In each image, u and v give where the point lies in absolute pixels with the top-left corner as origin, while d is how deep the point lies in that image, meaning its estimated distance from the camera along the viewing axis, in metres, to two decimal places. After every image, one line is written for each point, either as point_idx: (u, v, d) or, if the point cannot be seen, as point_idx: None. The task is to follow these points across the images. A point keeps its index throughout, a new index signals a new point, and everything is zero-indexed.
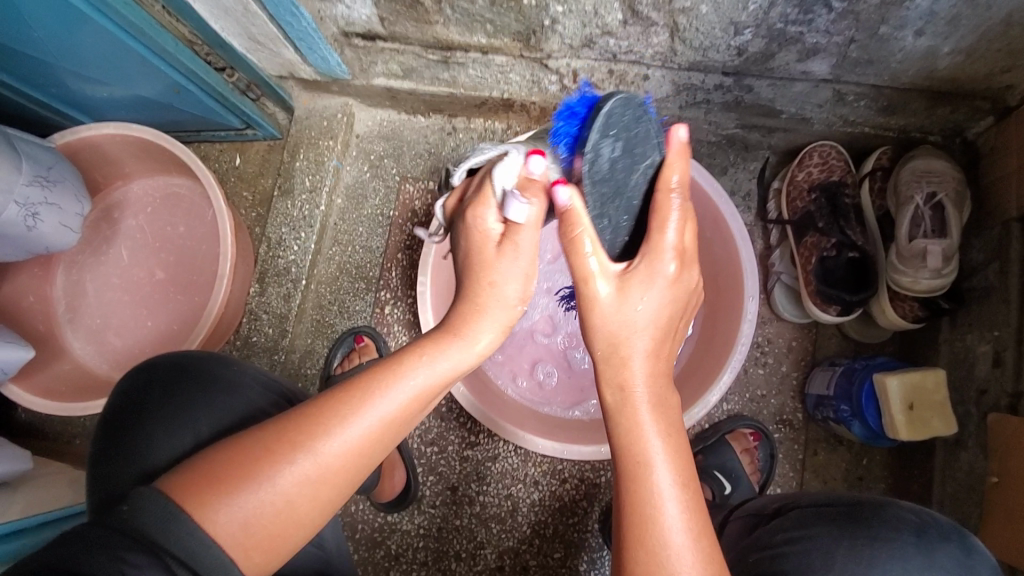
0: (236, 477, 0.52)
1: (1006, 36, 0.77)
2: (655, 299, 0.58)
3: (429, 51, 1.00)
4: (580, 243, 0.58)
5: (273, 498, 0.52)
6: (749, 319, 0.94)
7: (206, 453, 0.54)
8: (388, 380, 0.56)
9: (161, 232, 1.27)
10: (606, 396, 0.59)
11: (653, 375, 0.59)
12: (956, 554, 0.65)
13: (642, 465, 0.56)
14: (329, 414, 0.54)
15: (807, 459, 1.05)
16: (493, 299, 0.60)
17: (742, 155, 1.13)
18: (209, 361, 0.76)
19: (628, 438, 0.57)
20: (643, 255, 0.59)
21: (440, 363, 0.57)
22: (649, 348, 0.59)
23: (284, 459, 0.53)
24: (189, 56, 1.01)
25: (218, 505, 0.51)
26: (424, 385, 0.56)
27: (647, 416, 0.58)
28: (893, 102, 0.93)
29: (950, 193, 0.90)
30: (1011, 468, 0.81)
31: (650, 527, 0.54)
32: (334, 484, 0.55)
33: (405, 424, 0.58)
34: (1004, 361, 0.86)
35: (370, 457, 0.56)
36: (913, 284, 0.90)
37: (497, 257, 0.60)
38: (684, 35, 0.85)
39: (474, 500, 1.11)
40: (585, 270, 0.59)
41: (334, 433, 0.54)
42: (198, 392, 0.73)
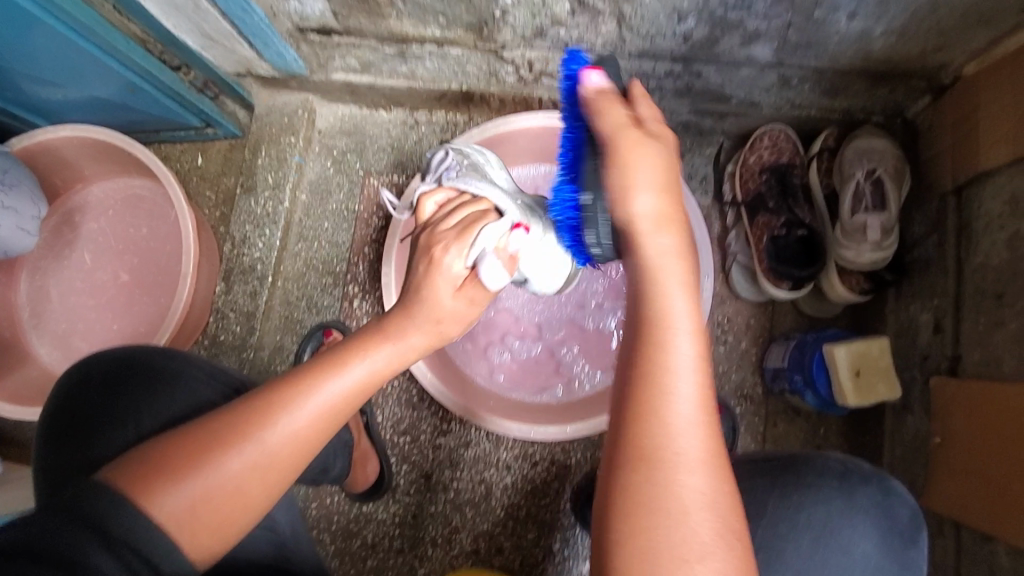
0: (184, 467, 0.53)
1: (932, 18, 0.81)
2: (669, 170, 0.57)
3: (385, 45, 1.01)
4: (608, 105, 0.60)
5: (220, 484, 0.53)
6: (705, 298, 0.98)
7: (146, 448, 0.55)
8: (330, 373, 0.58)
9: (124, 234, 1.26)
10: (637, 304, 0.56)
11: (687, 296, 0.55)
12: (874, 495, 0.68)
13: (661, 390, 0.52)
14: (276, 403, 0.56)
15: (768, 431, 1.09)
16: (425, 310, 0.65)
17: (698, 141, 1.16)
18: (156, 355, 0.76)
19: (656, 359, 0.53)
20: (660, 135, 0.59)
21: (376, 360, 0.61)
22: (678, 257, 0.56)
23: (229, 447, 0.54)
24: (143, 55, 1.01)
25: (165, 494, 0.51)
26: (363, 379, 0.60)
27: (676, 340, 0.53)
28: (834, 84, 0.97)
29: (888, 169, 0.95)
30: (951, 428, 0.86)
31: (664, 452, 0.51)
32: (278, 470, 0.56)
33: (344, 418, 0.60)
34: (944, 328, 0.90)
35: (314, 446, 0.58)
36: (856, 258, 0.95)
37: (455, 301, 0.66)
38: (631, 23, 0.87)
39: (448, 486, 1.13)
40: (614, 118, 0.59)
41: (280, 422, 0.55)
42: (147, 388, 0.73)
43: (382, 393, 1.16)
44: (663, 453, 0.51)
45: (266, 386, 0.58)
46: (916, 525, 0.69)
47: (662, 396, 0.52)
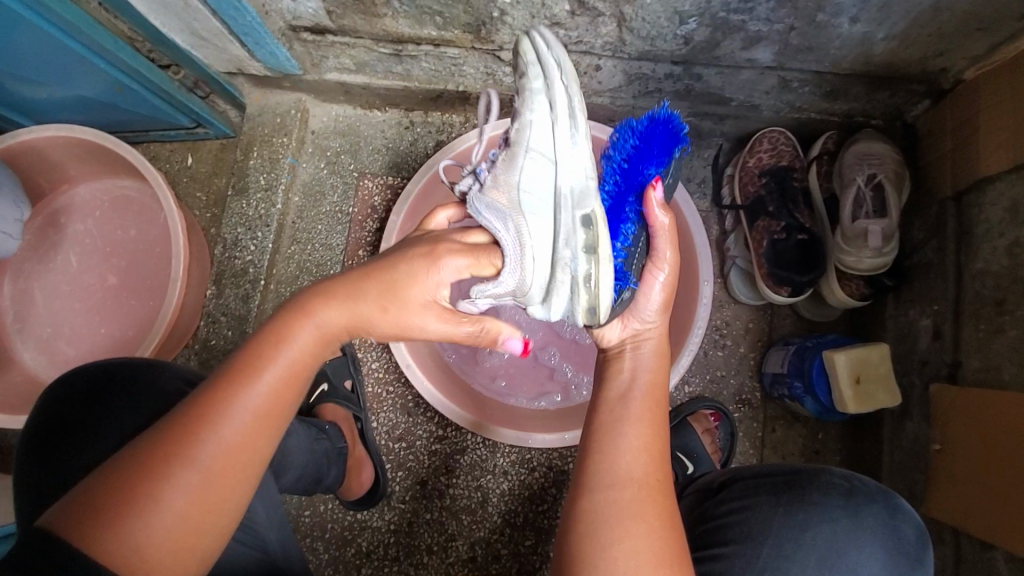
0: (121, 496, 0.48)
1: (935, 22, 0.80)
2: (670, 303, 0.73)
3: (380, 45, 0.99)
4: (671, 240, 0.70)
5: (163, 516, 0.49)
6: (705, 302, 0.97)
7: (82, 487, 0.49)
8: (248, 369, 0.54)
9: (111, 236, 1.23)
10: (614, 380, 0.68)
11: (649, 378, 0.68)
12: (880, 514, 0.68)
13: (616, 402, 0.65)
14: (199, 416, 0.52)
15: (766, 436, 1.08)
16: (347, 292, 0.59)
17: (697, 143, 1.15)
18: (145, 368, 0.75)
19: (611, 418, 0.63)
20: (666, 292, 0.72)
21: (295, 345, 0.57)
22: (652, 355, 0.70)
23: (160, 473, 0.49)
24: (130, 54, 0.98)
25: (106, 533, 0.46)
26: (281, 369, 0.56)
27: (636, 406, 0.64)
28: (835, 87, 0.96)
29: (889, 174, 0.94)
30: (951, 435, 0.85)
31: (610, 443, 0.61)
32: (224, 484, 0.52)
33: (283, 412, 0.56)
34: (943, 334, 0.90)
35: (253, 448, 0.54)
36: (856, 263, 0.94)
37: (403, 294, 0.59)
38: (631, 24, 0.86)
39: (443, 493, 1.12)
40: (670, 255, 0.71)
41: (207, 436, 0.51)
42: (136, 403, 0.71)
43: (376, 399, 1.14)
44: (609, 444, 0.61)
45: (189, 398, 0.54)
46: (922, 542, 0.68)
47: (614, 442, 0.61)
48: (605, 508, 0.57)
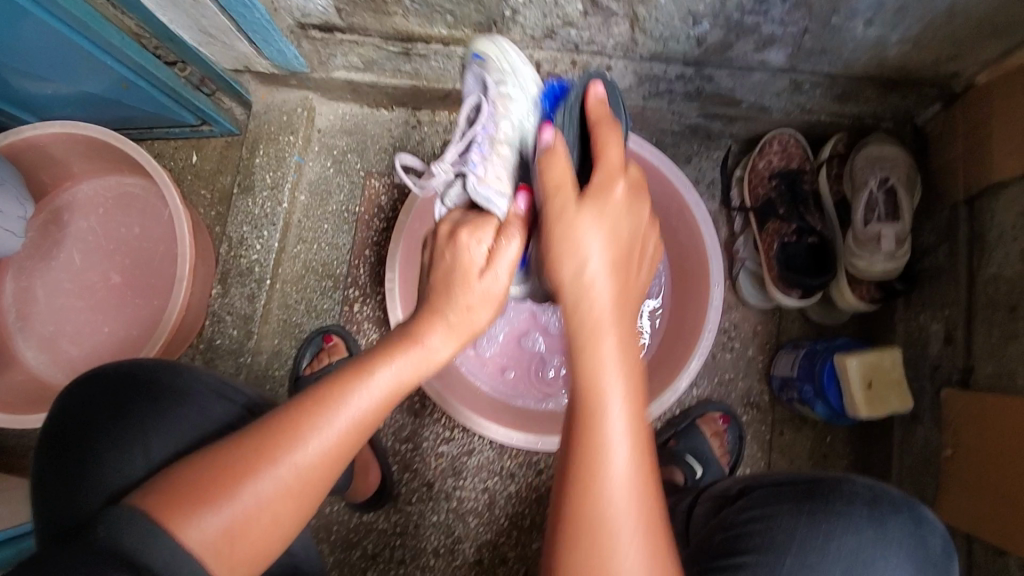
0: (217, 491, 0.54)
1: (951, 25, 0.79)
2: (616, 277, 0.60)
3: (390, 43, 1.00)
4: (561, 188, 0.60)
5: (247, 508, 0.55)
6: (715, 305, 0.96)
7: (182, 469, 0.56)
8: (356, 381, 0.59)
9: (115, 234, 1.22)
10: (567, 295, 0.60)
11: (610, 291, 0.59)
12: (906, 524, 0.67)
13: (598, 412, 0.57)
14: (303, 422, 0.58)
15: (774, 440, 1.08)
16: (448, 307, 0.63)
17: (705, 145, 1.14)
18: (163, 370, 0.74)
19: (587, 354, 0.58)
20: (596, 182, 0.61)
21: (402, 368, 0.61)
22: (608, 268, 0.59)
23: (258, 471, 0.55)
24: (137, 51, 0.97)
25: (194, 520, 0.53)
26: (390, 386, 0.60)
27: (606, 327, 0.59)
28: (847, 90, 0.96)
29: (901, 178, 0.94)
30: (963, 440, 0.85)
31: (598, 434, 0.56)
32: (309, 490, 0.58)
33: (374, 425, 0.62)
34: (955, 339, 0.89)
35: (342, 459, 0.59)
36: (869, 267, 0.93)
37: (473, 284, 0.63)
38: (644, 25, 0.85)
39: (450, 496, 1.11)
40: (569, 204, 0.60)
41: (308, 442, 0.57)
42: (154, 407, 0.71)
43: None
44: (596, 448, 0.56)
45: (295, 401, 0.59)
46: (948, 554, 0.68)
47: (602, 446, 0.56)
48: (587, 447, 0.56)
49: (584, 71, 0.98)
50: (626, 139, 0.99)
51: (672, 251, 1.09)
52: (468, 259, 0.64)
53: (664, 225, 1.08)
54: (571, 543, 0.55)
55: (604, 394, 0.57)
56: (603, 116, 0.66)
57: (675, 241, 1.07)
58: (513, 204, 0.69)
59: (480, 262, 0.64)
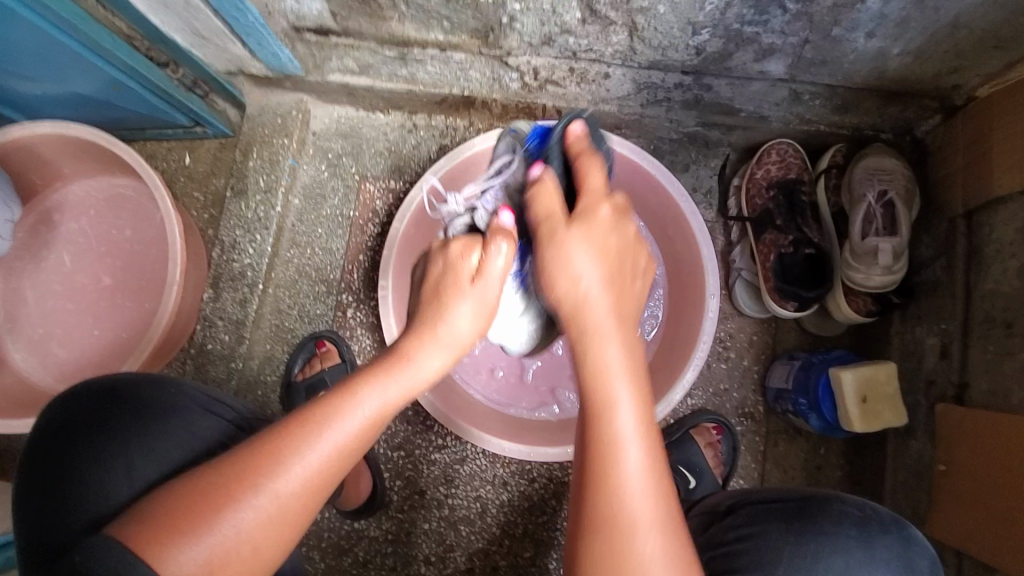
0: (197, 520, 0.54)
1: (952, 39, 0.79)
2: (611, 263, 0.62)
3: (385, 47, 0.98)
4: (553, 216, 0.64)
5: (227, 538, 0.54)
6: (711, 317, 0.95)
7: (162, 496, 0.56)
8: (344, 403, 0.59)
9: (106, 235, 1.21)
10: (565, 306, 0.61)
11: (608, 299, 0.60)
12: (894, 545, 0.67)
13: (609, 433, 0.57)
14: (284, 447, 0.57)
15: (769, 450, 1.08)
16: (435, 330, 0.63)
17: (703, 152, 1.13)
18: (148, 385, 0.73)
19: (600, 407, 0.58)
20: (583, 207, 0.64)
21: (390, 390, 0.60)
22: (603, 287, 0.61)
23: (236, 498, 0.55)
24: (127, 52, 0.95)
25: (175, 550, 0.52)
26: (377, 410, 0.60)
27: (613, 343, 0.59)
28: (846, 101, 0.95)
29: (900, 191, 0.92)
30: (957, 455, 0.85)
31: (609, 464, 0.56)
32: (293, 518, 0.57)
33: (362, 446, 0.61)
34: (951, 354, 0.89)
35: (327, 483, 0.59)
36: (865, 280, 0.92)
37: (458, 288, 0.64)
38: (643, 34, 0.84)
39: (442, 504, 1.10)
40: (551, 206, 0.65)
41: (291, 469, 0.56)
42: (138, 424, 0.70)
43: None
44: (609, 480, 0.56)
45: (280, 427, 0.59)
46: (939, 575, 0.68)
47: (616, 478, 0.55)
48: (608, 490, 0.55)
49: (581, 78, 0.97)
50: (624, 148, 0.98)
51: (668, 262, 1.08)
52: (454, 272, 0.65)
53: (662, 236, 1.07)
54: (596, 560, 0.54)
55: (617, 421, 0.57)
56: (586, 146, 0.72)
57: (671, 252, 1.06)
58: (496, 219, 0.69)
59: (469, 271, 0.64)
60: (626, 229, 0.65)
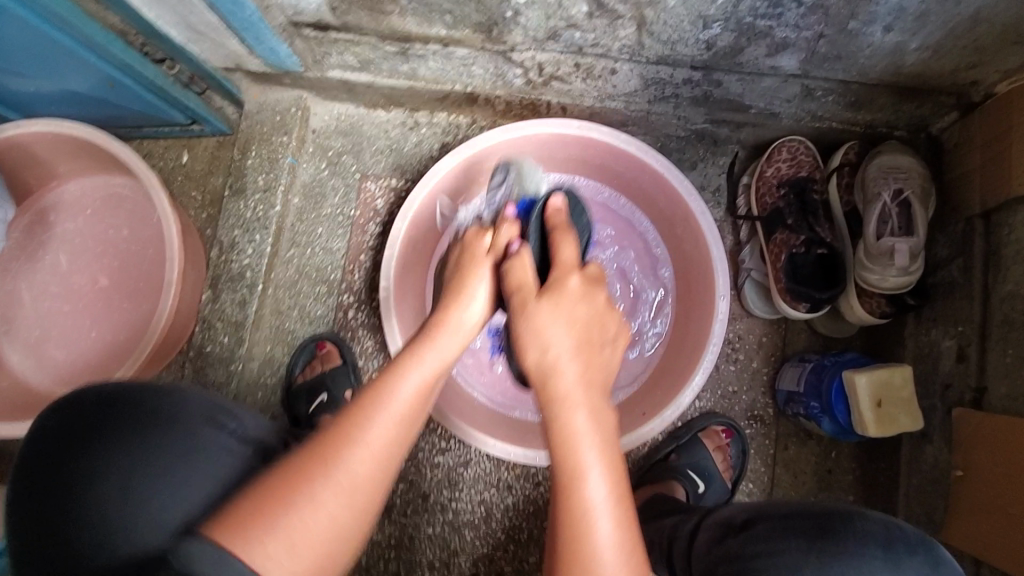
0: (279, 506, 0.51)
1: (972, 33, 0.76)
2: (580, 330, 0.64)
3: (386, 43, 0.95)
4: (525, 304, 0.67)
5: (311, 522, 0.52)
6: (720, 319, 0.92)
7: (228, 505, 0.52)
8: (394, 381, 0.60)
9: (103, 235, 1.19)
10: (535, 378, 0.63)
11: (578, 366, 0.62)
12: (923, 568, 0.65)
13: (579, 505, 0.56)
14: (355, 424, 0.56)
15: (778, 454, 1.05)
16: (455, 322, 0.67)
17: (711, 150, 1.10)
18: (148, 391, 0.71)
19: (570, 466, 0.57)
20: (554, 279, 0.69)
21: (428, 366, 0.62)
22: (572, 354, 0.62)
23: (315, 480, 0.53)
24: (121, 48, 0.93)
25: (261, 538, 0.50)
26: (421, 387, 0.61)
27: (579, 410, 0.60)
28: (859, 97, 0.92)
29: (915, 189, 0.90)
30: (975, 461, 0.82)
31: (580, 524, 0.55)
32: (368, 496, 0.56)
33: (416, 424, 0.61)
34: (968, 357, 0.86)
35: (390, 463, 0.57)
36: (881, 282, 0.89)
37: (466, 286, 0.71)
38: (652, 28, 0.82)
39: (446, 508, 1.09)
40: (520, 276, 0.69)
41: (359, 444, 0.55)
42: (136, 433, 0.68)
43: None
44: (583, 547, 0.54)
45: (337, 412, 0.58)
46: None
47: (587, 532, 0.55)
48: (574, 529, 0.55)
49: (587, 74, 0.95)
50: (631, 145, 0.95)
51: (676, 262, 1.06)
52: (468, 276, 0.72)
53: (670, 236, 1.05)
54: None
55: (588, 490, 0.56)
56: (562, 219, 0.78)
57: (679, 252, 1.04)
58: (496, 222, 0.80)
59: (480, 274, 0.73)
60: (594, 299, 0.68)
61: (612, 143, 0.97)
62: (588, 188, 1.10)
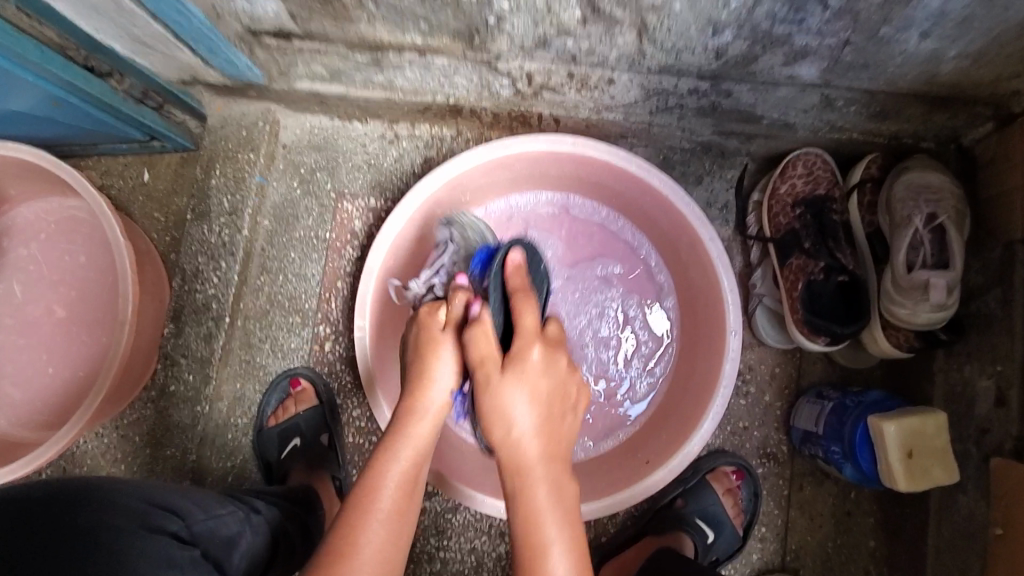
0: None
1: (1021, 40, 0.67)
2: (544, 406, 0.62)
3: (356, 52, 0.85)
4: (487, 364, 0.64)
5: None
6: (731, 357, 0.83)
7: None
8: (378, 477, 0.61)
9: (59, 262, 1.10)
10: (501, 457, 0.60)
11: (539, 445, 0.60)
12: None
13: (526, 493, 0.58)
14: (349, 545, 0.56)
15: (793, 495, 0.96)
16: (423, 390, 0.67)
17: (719, 162, 1.00)
18: (67, 494, 0.57)
19: (514, 465, 0.59)
20: (514, 354, 0.65)
21: (404, 452, 0.63)
22: (536, 433, 0.60)
23: None
24: (62, 66, 0.83)
25: None
26: (403, 474, 0.62)
27: (536, 472, 0.58)
28: (885, 108, 0.83)
29: (950, 212, 0.81)
30: (1017, 519, 0.74)
31: (527, 507, 0.57)
32: None
33: (409, 516, 0.61)
34: (1008, 401, 0.78)
35: (397, 550, 0.59)
36: (911, 317, 0.81)
37: (433, 346, 0.70)
38: (653, 35, 0.72)
39: (433, 557, 1.00)
40: (481, 352, 0.65)
41: (355, 558, 0.56)
42: (50, 555, 0.53)
43: (358, 450, 1.05)
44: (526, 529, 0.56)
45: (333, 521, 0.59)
46: None
47: (534, 512, 0.57)
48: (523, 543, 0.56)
49: (581, 84, 0.85)
50: (632, 164, 0.86)
51: (681, 288, 0.97)
52: (431, 328, 0.71)
53: (674, 261, 0.96)
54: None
55: (537, 492, 0.58)
56: (520, 281, 0.74)
57: (684, 278, 0.95)
58: (455, 281, 0.77)
59: (439, 328, 0.71)
60: (556, 365, 0.65)
61: (610, 162, 0.87)
62: (584, 207, 1.00)
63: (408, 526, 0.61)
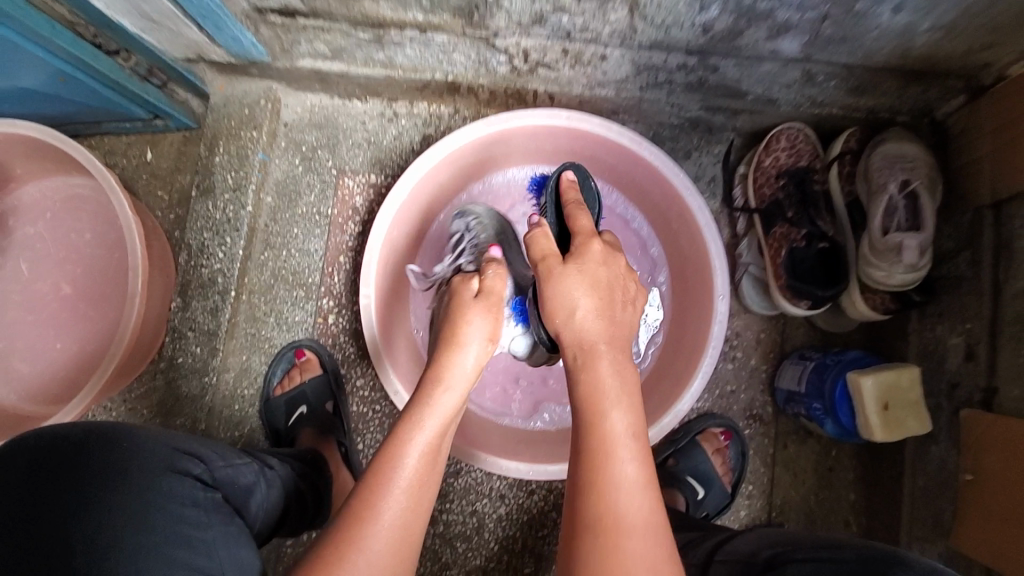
0: None
1: (987, 13, 0.71)
2: (604, 281, 0.64)
3: (359, 29, 0.88)
4: (550, 258, 0.66)
5: None
6: (719, 320, 0.88)
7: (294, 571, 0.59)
8: (402, 441, 0.64)
9: (64, 240, 1.12)
10: (562, 339, 0.63)
11: (603, 329, 0.61)
12: None
13: (605, 465, 0.55)
14: (368, 504, 0.61)
15: (778, 453, 1.02)
16: (456, 353, 0.69)
17: (706, 138, 1.04)
18: (101, 436, 0.59)
19: (590, 428, 0.57)
20: (576, 244, 0.67)
21: (431, 418, 0.66)
22: (597, 315, 0.62)
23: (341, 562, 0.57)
24: (71, 41, 0.85)
25: None
26: (430, 437, 0.65)
27: (604, 367, 0.59)
28: (863, 82, 0.87)
29: (923, 180, 0.86)
30: (985, 465, 0.79)
31: (602, 471, 0.55)
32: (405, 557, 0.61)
33: (431, 475, 0.66)
34: (977, 355, 0.83)
35: (421, 504, 0.64)
36: (887, 279, 0.86)
37: (466, 308, 0.73)
38: (644, 11, 0.76)
39: (436, 520, 1.04)
40: (544, 248, 0.67)
41: (374, 518, 0.60)
42: (84, 484, 0.56)
43: (362, 419, 1.08)
44: (604, 491, 0.54)
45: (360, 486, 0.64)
46: None
47: (611, 485, 0.54)
48: (600, 475, 0.55)
49: (576, 60, 0.89)
50: (624, 136, 0.90)
51: (671, 258, 1.01)
52: (463, 293, 0.76)
53: (665, 229, 1.00)
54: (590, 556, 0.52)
55: (618, 464, 0.55)
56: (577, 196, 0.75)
57: (675, 246, 0.99)
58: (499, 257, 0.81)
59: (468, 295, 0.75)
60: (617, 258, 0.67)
61: (603, 135, 0.91)
62: None
63: (429, 488, 0.66)
